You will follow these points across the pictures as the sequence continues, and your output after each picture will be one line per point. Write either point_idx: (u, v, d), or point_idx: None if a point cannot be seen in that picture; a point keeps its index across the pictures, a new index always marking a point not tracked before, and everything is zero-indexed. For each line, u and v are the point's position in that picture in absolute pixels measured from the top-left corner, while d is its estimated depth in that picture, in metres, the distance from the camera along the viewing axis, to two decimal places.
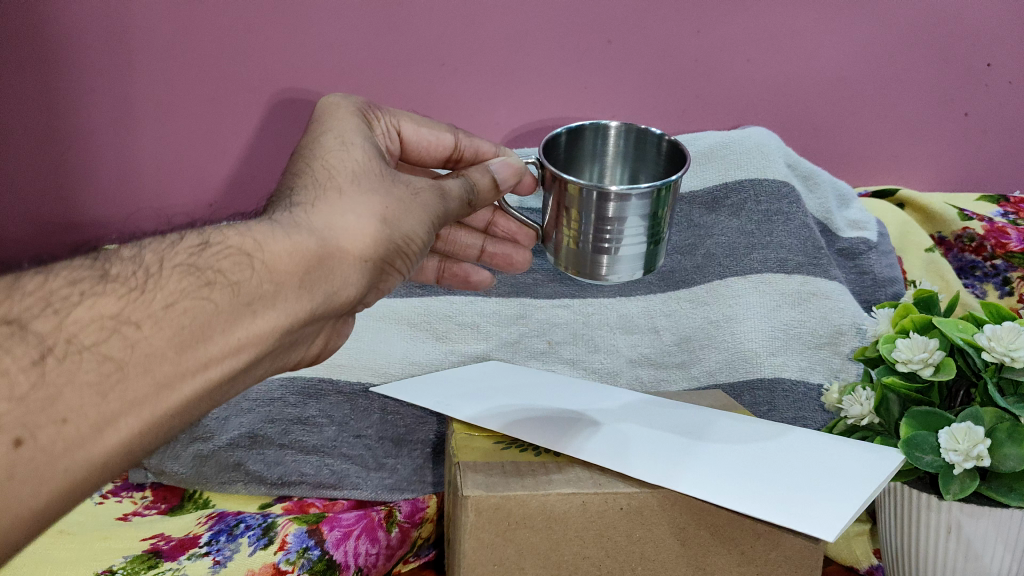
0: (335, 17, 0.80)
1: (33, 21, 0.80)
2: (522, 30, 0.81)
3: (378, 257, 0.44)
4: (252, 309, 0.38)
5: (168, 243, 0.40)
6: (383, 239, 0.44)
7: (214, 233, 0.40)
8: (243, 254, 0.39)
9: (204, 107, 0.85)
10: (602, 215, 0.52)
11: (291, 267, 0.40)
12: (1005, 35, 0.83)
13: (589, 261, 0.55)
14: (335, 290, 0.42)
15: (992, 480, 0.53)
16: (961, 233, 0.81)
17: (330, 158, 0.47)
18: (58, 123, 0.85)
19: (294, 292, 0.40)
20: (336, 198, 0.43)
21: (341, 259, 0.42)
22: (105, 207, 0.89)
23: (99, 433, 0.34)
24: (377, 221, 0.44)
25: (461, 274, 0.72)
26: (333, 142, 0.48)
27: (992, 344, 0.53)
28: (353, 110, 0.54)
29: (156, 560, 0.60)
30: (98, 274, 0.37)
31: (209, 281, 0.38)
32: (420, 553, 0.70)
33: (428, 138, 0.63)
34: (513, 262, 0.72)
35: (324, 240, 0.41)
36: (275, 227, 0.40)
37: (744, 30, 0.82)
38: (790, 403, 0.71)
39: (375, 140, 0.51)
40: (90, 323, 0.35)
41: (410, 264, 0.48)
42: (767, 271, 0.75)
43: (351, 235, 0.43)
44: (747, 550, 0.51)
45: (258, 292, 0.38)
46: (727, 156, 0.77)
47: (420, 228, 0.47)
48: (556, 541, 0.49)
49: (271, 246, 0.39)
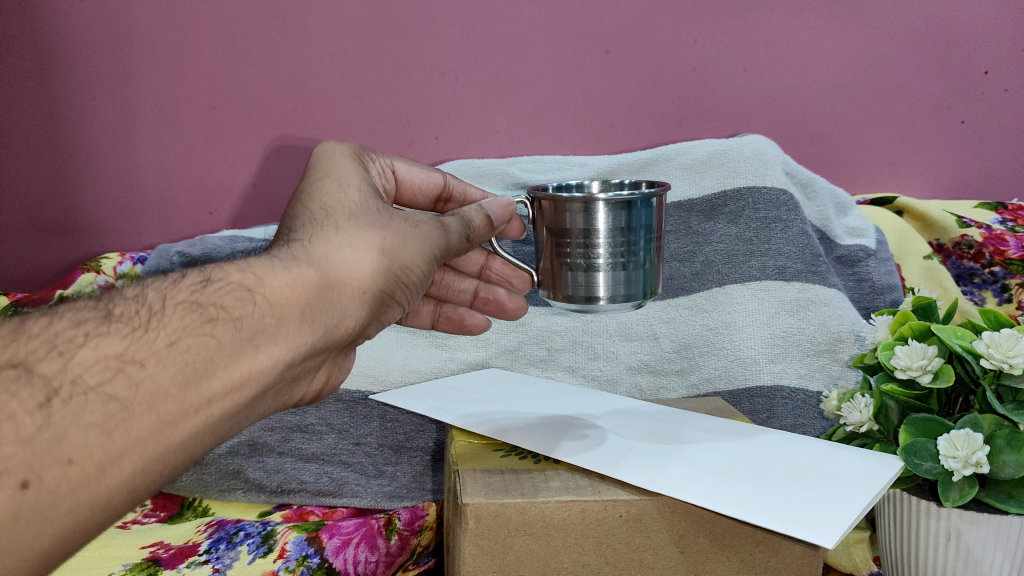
0: (341, 27, 0.82)
1: (51, 40, 0.84)
2: (523, 39, 0.83)
3: (377, 288, 0.44)
4: (255, 343, 0.38)
5: (170, 281, 0.40)
6: (383, 269, 0.44)
7: (215, 271, 0.40)
8: (244, 288, 0.39)
9: (205, 119, 0.86)
10: (593, 226, 0.51)
11: (293, 299, 0.40)
12: (999, 43, 0.84)
13: (586, 284, 0.53)
14: (337, 322, 0.42)
15: (992, 488, 0.53)
16: (959, 240, 0.80)
17: (326, 198, 0.47)
18: (64, 137, 0.87)
19: (296, 325, 0.40)
20: (332, 234, 0.44)
21: (342, 290, 0.42)
22: (101, 220, 0.89)
23: (103, 472, 0.33)
24: (377, 252, 0.44)
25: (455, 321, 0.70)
26: (331, 184, 0.49)
27: (991, 351, 0.53)
28: (349, 153, 0.54)
29: (156, 568, 0.59)
30: (101, 314, 0.37)
31: (211, 318, 0.38)
32: (419, 560, 0.68)
33: (420, 177, 0.64)
34: (507, 310, 0.71)
35: (325, 271, 0.42)
36: (274, 261, 0.41)
37: (740, 39, 0.83)
38: (789, 410, 0.71)
39: (371, 179, 0.51)
40: (94, 364, 0.34)
41: (411, 296, 0.49)
42: (765, 280, 0.75)
43: (350, 267, 0.43)
44: (746, 557, 0.50)
45: (260, 326, 0.39)
46: (726, 165, 0.77)
47: (421, 259, 0.47)
48: (555, 548, 0.48)
49: (271, 280, 0.40)
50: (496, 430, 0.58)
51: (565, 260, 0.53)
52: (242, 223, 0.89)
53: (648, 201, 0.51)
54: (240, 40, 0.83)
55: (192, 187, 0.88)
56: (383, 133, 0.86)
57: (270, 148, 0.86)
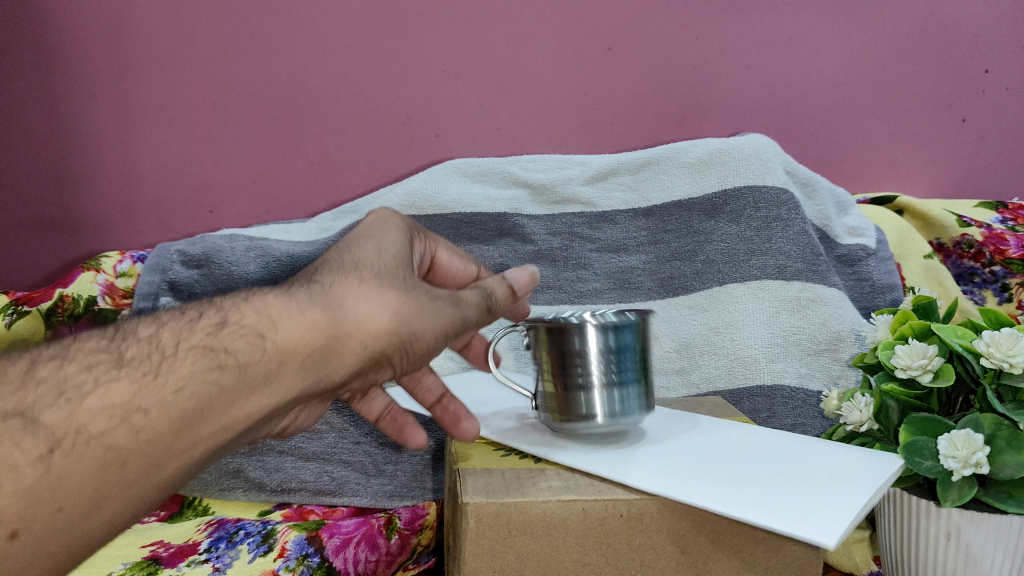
0: (342, 25, 0.82)
1: (51, 37, 0.84)
2: (523, 37, 0.83)
3: (379, 348, 0.41)
4: (250, 389, 0.36)
5: (187, 320, 0.37)
6: (394, 331, 0.41)
7: (234, 310, 0.38)
8: (258, 335, 0.37)
9: (204, 117, 0.85)
10: (574, 352, 0.51)
11: (302, 348, 0.37)
12: (1000, 41, 0.84)
13: (577, 397, 0.52)
14: (335, 374, 0.40)
15: (991, 488, 0.53)
16: (959, 240, 0.80)
17: (361, 255, 0.44)
18: (63, 135, 0.86)
19: (297, 373, 0.38)
20: (353, 284, 0.41)
21: (349, 346, 0.39)
22: (100, 219, 0.89)
23: (89, 516, 0.33)
24: (390, 313, 0.41)
25: (410, 421, 0.62)
26: (366, 245, 0.45)
27: (991, 350, 0.53)
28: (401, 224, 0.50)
29: (156, 566, 0.59)
30: (113, 357, 0.35)
31: (222, 363, 0.35)
32: (419, 560, 0.68)
33: (460, 266, 0.58)
34: (460, 425, 0.56)
35: (336, 323, 0.39)
36: (291, 305, 0.38)
37: (741, 37, 0.83)
38: (789, 409, 0.70)
39: (406, 246, 0.48)
40: (101, 412, 0.33)
41: (408, 362, 0.44)
42: (766, 278, 0.74)
43: (365, 322, 0.40)
44: (747, 557, 0.50)
45: (265, 373, 0.36)
46: (726, 164, 0.77)
47: (430, 331, 0.43)
48: (556, 548, 0.48)
49: (284, 329, 0.37)
50: (539, 438, 0.56)
51: (566, 382, 0.52)
52: (242, 222, 0.89)
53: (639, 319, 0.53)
54: (240, 39, 0.83)
55: (192, 185, 0.87)
56: (383, 131, 0.86)
57: (270, 147, 0.86)
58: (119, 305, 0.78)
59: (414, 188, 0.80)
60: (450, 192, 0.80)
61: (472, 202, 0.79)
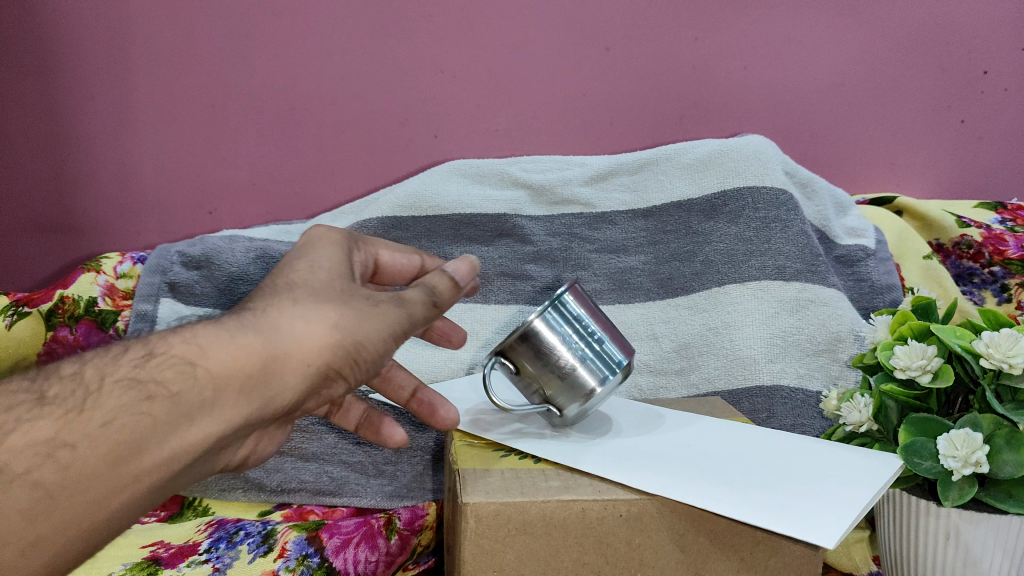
0: (341, 26, 0.82)
1: (45, 38, 0.83)
2: (522, 38, 0.83)
3: (324, 362, 0.41)
4: (189, 418, 0.37)
5: (112, 356, 0.39)
6: (334, 344, 0.41)
7: (159, 342, 0.39)
8: (185, 363, 0.38)
9: (203, 118, 0.85)
10: (542, 347, 0.53)
11: (233, 371, 0.39)
12: (999, 42, 0.84)
13: (575, 383, 0.54)
14: (275, 396, 0.40)
15: (991, 488, 0.53)
16: (958, 240, 0.81)
17: (294, 275, 0.44)
18: (62, 136, 0.86)
19: (233, 398, 0.39)
20: (288, 305, 0.41)
21: (285, 366, 0.40)
22: (100, 220, 0.89)
23: (28, 554, 0.35)
24: (329, 326, 0.41)
25: (388, 419, 0.62)
26: (300, 263, 0.45)
27: (990, 350, 0.53)
28: (336, 236, 0.50)
29: (156, 567, 0.59)
30: (37, 397, 0.37)
31: (148, 394, 0.37)
32: (419, 560, 0.69)
33: (403, 261, 0.57)
34: (437, 415, 0.58)
35: (268, 342, 0.40)
36: (218, 332, 0.40)
37: (740, 38, 0.83)
38: (789, 409, 0.70)
39: (343, 257, 0.47)
40: (26, 450, 0.35)
41: (362, 371, 0.44)
42: (765, 279, 0.74)
43: (299, 340, 0.40)
44: (746, 556, 0.50)
45: (197, 401, 0.38)
46: (726, 164, 0.77)
47: (378, 339, 0.43)
48: (556, 548, 0.48)
49: (211, 355, 0.39)
50: (551, 437, 0.57)
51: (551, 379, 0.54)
52: (242, 223, 0.90)
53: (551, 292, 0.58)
54: (238, 40, 0.82)
55: (192, 186, 0.88)
56: (382, 133, 0.86)
57: (270, 148, 0.87)
58: (119, 306, 0.78)
59: (414, 188, 0.79)
60: (450, 194, 0.80)
61: (472, 203, 0.79)
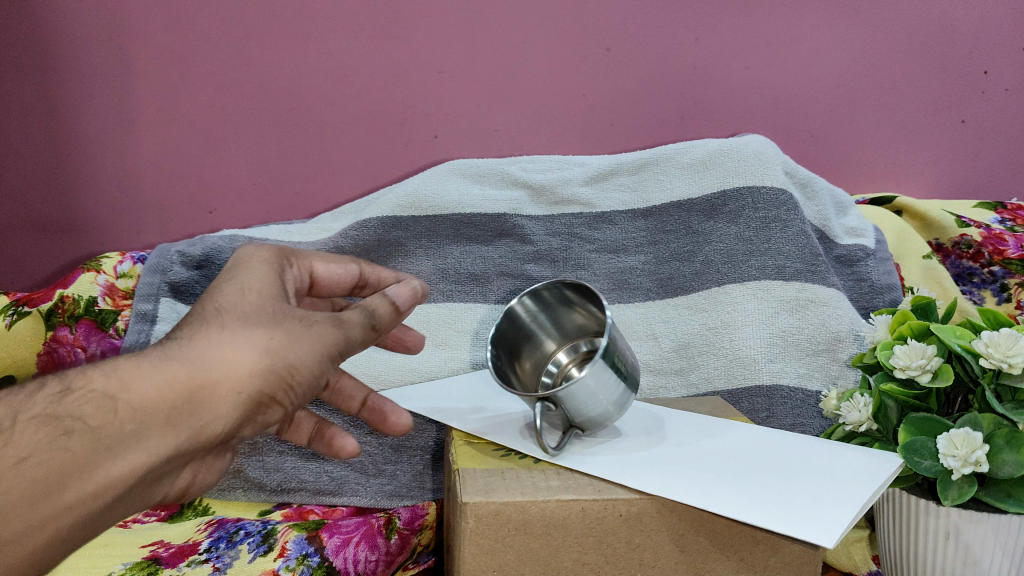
0: (341, 26, 0.82)
1: (43, 37, 0.83)
2: (522, 38, 0.83)
3: (256, 388, 0.41)
4: (112, 452, 0.37)
5: (23, 392, 0.38)
6: (266, 370, 0.41)
7: (77, 377, 0.39)
8: (107, 396, 0.38)
9: (203, 118, 0.85)
10: (602, 379, 0.52)
11: (159, 402, 0.38)
12: (1000, 42, 0.84)
13: (618, 406, 0.54)
14: (207, 425, 0.40)
15: (991, 487, 0.53)
16: (958, 240, 0.81)
17: (223, 299, 0.44)
18: (60, 135, 0.86)
19: (159, 430, 0.38)
20: (217, 332, 0.41)
21: (215, 394, 0.40)
22: (100, 219, 0.89)
23: None
24: (260, 351, 0.42)
25: (338, 429, 0.59)
26: (231, 286, 0.45)
27: (990, 350, 0.53)
28: (267, 256, 0.51)
29: (156, 566, 0.59)
30: None
31: (67, 430, 0.36)
32: (419, 559, 0.69)
33: (338, 271, 0.58)
34: (389, 421, 0.59)
35: (196, 370, 0.39)
36: (141, 364, 0.39)
37: (741, 38, 0.83)
38: (788, 409, 0.71)
39: (276, 279, 0.48)
40: None
41: (298, 397, 0.45)
42: (764, 278, 0.74)
43: (229, 367, 0.40)
44: (746, 556, 0.50)
45: (120, 435, 0.37)
46: (726, 164, 0.77)
47: (311, 361, 0.44)
48: (556, 547, 0.48)
49: (135, 386, 0.38)
50: (586, 451, 0.54)
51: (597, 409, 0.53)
52: (243, 222, 0.90)
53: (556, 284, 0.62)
54: (237, 39, 0.82)
55: (193, 186, 0.88)
56: (383, 132, 0.86)
57: (270, 148, 0.87)
58: (119, 305, 0.78)
59: (413, 188, 0.79)
60: (450, 193, 0.80)
61: (472, 202, 0.79)
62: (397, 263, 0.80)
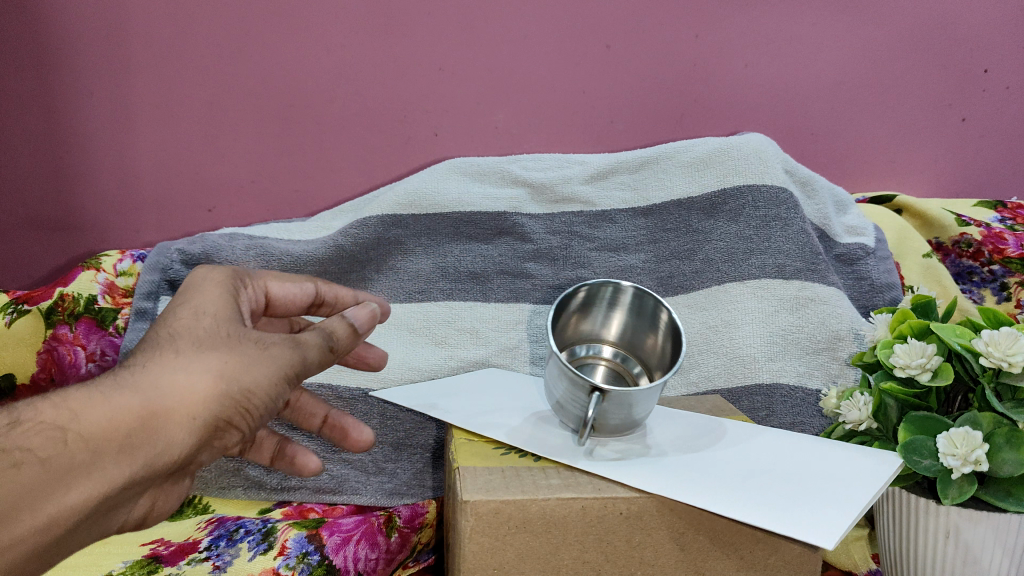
0: (338, 23, 0.81)
1: (35, 33, 0.81)
2: (522, 35, 0.82)
3: (210, 414, 0.43)
4: (65, 482, 0.39)
5: None
6: (220, 395, 0.43)
7: (25, 409, 0.40)
8: (57, 427, 0.39)
9: (202, 115, 0.85)
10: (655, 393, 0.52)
11: (110, 431, 0.40)
12: (1002, 39, 0.84)
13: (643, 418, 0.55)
14: (162, 452, 0.41)
15: (991, 485, 0.53)
16: (958, 238, 0.80)
17: (177, 323, 0.46)
18: (58, 133, 0.86)
19: (113, 458, 0.40)
20: (170, 359, 0.43)
21: (168, 420, 0.41)
22: (101, 216, 0.89)
23: None
24: (215, 376, 0.43)
25: (300, 448, 0.64)
26: (185, 311, 0.48)
27: (990, 349, 0.53)
28: (221, 279, 0.53)
29: (156, 565, 0.59)
30: None
31: (16, 461, 0.38)
32: (419, 557, 0.70)
33: (294, 291, 0.60)
34: (350, 437, 0.66)
35: (148, 399, 0.41)
36: (92, 393, 0.41)
37: (742, 35, 0.83)
38: (788, 407, 0.71)
39: (230, 303, 0.50)
40: None
41: (255, 419, 0.46)
42: (765, 277, 0.74)
43: (182, 394, 0.42)
44: (746, 554, 0.50)
45: (73, 464, 0.39)
46: (726, 162, 0.77)
47: (268, 383, 0.45)
48: (556, 545, 0.48)
49: (85, 416, 0.40)
50: (617, 455, 0.53)
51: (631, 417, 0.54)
52: (246, 218, 0.90)
53: (662, 307, 0.63)
54: (234, 36, 0.81)
55: (193, 183, 0.88)
56: (383, 130, 0.87)
57: (270, 145, 0.87)
58: (118, 304, 0.78)
59: (413, 187, 0.80)
60: (449, 192, 0.80)
61: (471, 201, 0.80)
62: (396, 261, 0.79)
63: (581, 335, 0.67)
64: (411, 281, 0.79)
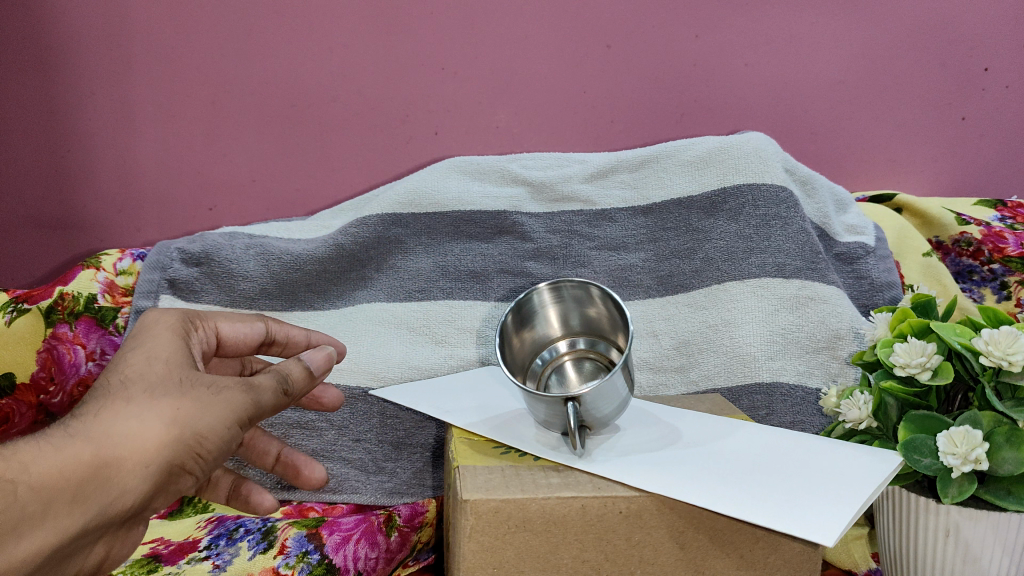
0: (340, 22, 0.81)
1: (38, 34, 0.82)
2: (522, 35, 0.82)
3: (164, 459, 0.43)
4: (16, 534, 0.38)
5: None
6: (173, 439, 0.43)
7: None
8: (5, 480, 0.38)
9: (202, 115, 0.85)
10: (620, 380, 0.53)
11: (61, 481, 0.40)
12: (1002, 38, 0.84)
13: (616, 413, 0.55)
14: (114, 499, 0.41)
15: (991, 484, 0.53)
16: (958, 237, 0.81)
17: (129, 369, 0.46)
18: (59, 133, 0.86)
19: (64, 507, 0.40)
20: (122, 406, 0.43)
21: (120, 467, 0.41)
22: (100, 217, 0.89)
23: None
24: (167, 423, 0.43)
25: (255, 486, 0.65)
26: (138, 357, 0.48)
27: (990, 348, 0.53)
28: (174, 325, 0.53)
29: (156, 564, 0.59)
30: None
31: None
32: (419, 557, 0.70)
33: (244, 331, 0.61)
34: (303, 475, 0.69)
35: (100, 448, 0.41)
36: (42, 443, 0.40)
37: (742, 35, 0.83)
38: (788, 406, 0.70)
39: (185, 347, 0.50)
40: None
41: (210, 463, 0.46)
42: (764, 276, 0.74)
43: (134, 441, 0.42)
44: (745, 553, 0.50)
45: (21, 515, 0.38)
46: (726, 161, 0.78)
47: (220, 427, 0.45)
48: (555, 545, 0.48)
49: (35, 466, 0.39)
50: (617, 453, 0.53)
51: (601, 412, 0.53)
52: (245, 218, 0.90)
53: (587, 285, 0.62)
54: (235, 36, 0.82)
55: (193, 183, 0.88)
56: (384, 130, 0.86)
57: (270, 145, 0.87)
58: (119, 303, 0.78)
59: (414, 186, 0.80)
60: (450, 192, 0.80)
61: (472, 200, 0.80)
62: (396, 260, 0.79)
63: (530, 349, 0.65)
64: (411, 280, 0.78)
